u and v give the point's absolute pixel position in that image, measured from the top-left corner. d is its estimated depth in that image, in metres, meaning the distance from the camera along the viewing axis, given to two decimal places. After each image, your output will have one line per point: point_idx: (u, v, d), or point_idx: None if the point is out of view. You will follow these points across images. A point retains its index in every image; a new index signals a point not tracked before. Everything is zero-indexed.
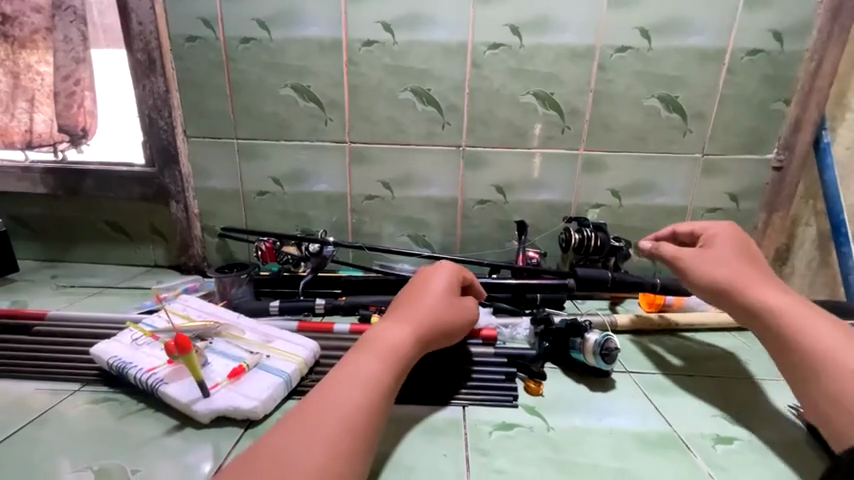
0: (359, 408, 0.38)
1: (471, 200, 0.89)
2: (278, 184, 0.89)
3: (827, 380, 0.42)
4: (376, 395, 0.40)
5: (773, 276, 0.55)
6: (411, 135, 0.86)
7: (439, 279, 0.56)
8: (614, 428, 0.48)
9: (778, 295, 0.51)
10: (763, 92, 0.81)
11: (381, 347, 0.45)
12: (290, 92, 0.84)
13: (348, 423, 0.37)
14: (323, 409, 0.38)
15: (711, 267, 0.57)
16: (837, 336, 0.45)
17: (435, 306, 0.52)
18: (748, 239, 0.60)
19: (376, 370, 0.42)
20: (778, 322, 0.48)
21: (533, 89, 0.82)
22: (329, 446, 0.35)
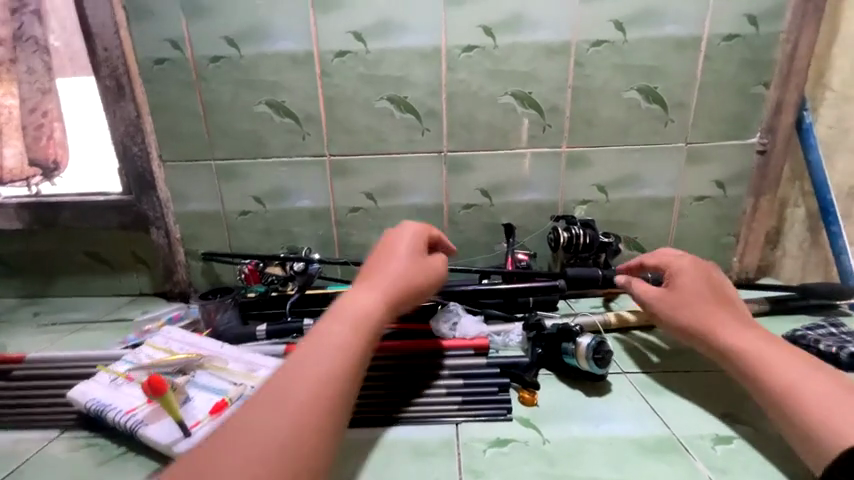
0: (330, 376, 0.37)
1: (456, 205, 0.88)
2: (259, 203, 0.88)
3: (800, 423, 0.40)
4: (348, 363, 0.39)
5: (744, 312, 0.53)
6: (391, 143, 0.84)
7: (406, 242, 0.56)
8: (612, 435, 0.47)
9: (744, 333, 0.49)
10: (743, 77, 0.80)
11: (349, 314, 0.44)
12: (264, 108, 0.82)
13: (318, 391, 0.36)
14: (290, 378, 0.36)
15: (677, 307, 0.56)
16: (803, 374, 0.43)
17: (402, 269, 0.52)
18: (713, 267, 0.59)
19: (346, 337, 0.41)
20: (746, 364, 0.47)
21: (511, 89, 0.81)
22: (297, 415, 0.34)
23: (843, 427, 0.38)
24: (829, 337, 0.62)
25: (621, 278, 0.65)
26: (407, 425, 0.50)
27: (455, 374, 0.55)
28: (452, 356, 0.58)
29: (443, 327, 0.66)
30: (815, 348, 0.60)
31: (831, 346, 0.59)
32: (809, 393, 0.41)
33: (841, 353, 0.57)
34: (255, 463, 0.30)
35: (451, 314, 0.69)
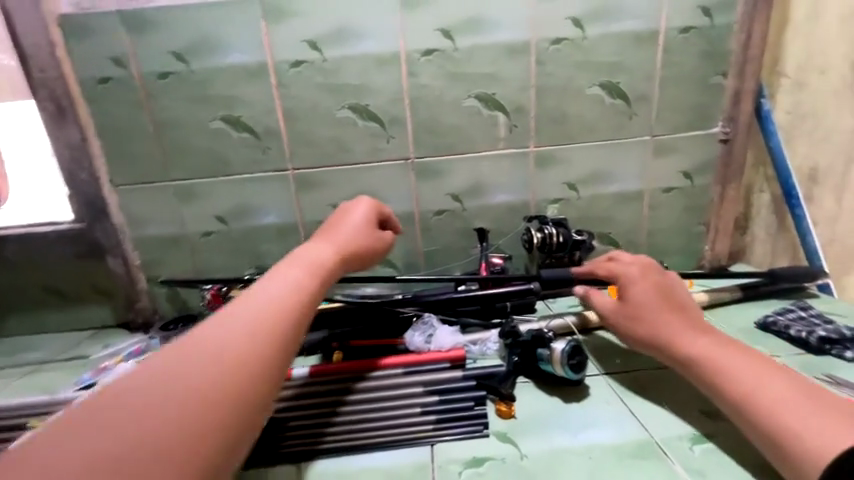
0: (268, 329, 0.36)
1: (428, 212, 0.86)
2: (223, 222, 0.84)
3: (767, 432, 0.41)
4: (290, 320, 0.38)
5: (697, 314, 0.53)
6: (356, 153, 0.82)
7: (356, 214, 0.56)
8: (591, 443, 0.46)
9: (697, 339, 0.50)
10: (701, 68, 0.80)
11: (304, 262, 0.46)
12: (220, 124, 0.79)
13: (255, 340, 0.34)
14: (226, 324, 0.34)
15: (639, 320, 0.55)
16: (758, 379, 0.43)
17: (355, 231, 0.54)
18: (661, 268, 0.58)
19: (290, 295, 0.40)
20: (704, 372, 0.47)
21: (475, 91, 0.79)
22: (226, 359, 0.32)
23: (805, 434, 0.38)
24: (799, 321, 0.63)
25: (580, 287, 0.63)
26: (379, 451, 0.49)
27: (430, 391, 0.54)
28: (425, 372, 0.57)
29: (417, 341, 0.66)
30: (786, 333, 0.61)
31: (801, 331, 0.59)
32: (768, 401, 0.41)
33: (811, 337, 0.58)
34: (170, 399, 0.28)
35: (427, 326, 0.68)
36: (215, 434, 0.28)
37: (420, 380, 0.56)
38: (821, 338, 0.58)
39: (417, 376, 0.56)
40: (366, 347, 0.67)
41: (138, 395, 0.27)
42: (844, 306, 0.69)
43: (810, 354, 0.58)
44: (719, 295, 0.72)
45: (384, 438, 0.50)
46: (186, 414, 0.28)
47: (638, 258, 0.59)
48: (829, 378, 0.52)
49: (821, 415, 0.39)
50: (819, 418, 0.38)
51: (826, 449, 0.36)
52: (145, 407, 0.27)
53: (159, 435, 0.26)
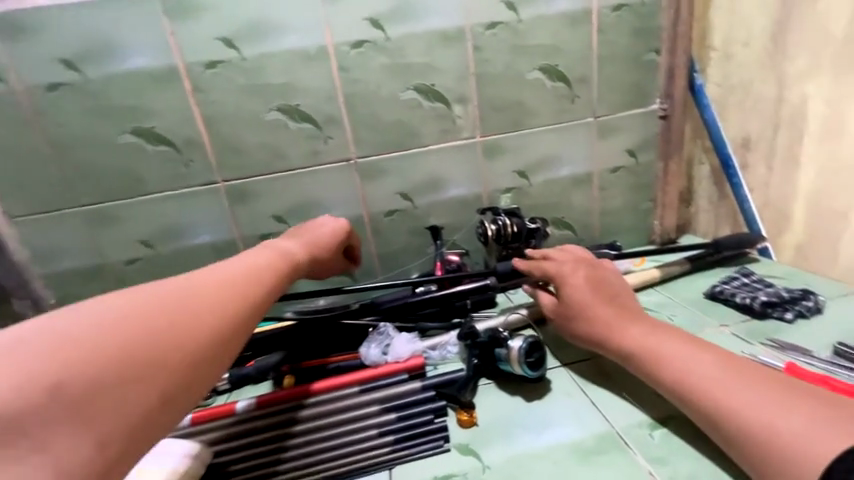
0: (217, 306, 0.40)
1: (378, 214, 0.81)
2: (150, 247, 0.77)
3: (713, 414, 0.42)
4: (241, 303, 0.42)
5: (628, 302, 0.56)
6: (292, 159, 0.76)
7: (330, 222, 0.65)
8: (552, 443, 0.45)
9: (632, 328, 0.52)
10: (635, 46, 0.80)
11: (279, 249, 0.54)
12: (131, 138, 0.70)
13: (202, 313, 0.39)
14: (185, 289, 0.39)
15: (578, 314, 0.57)
16: (692, 361, 0.46)
17: (327, 231, 0.63)
18: (593, 262, 0.62)
19: (246, 281, 0.45)
20: (644, 361, 0.49)
21: (412, 83, 0.75)
22: (176, 321, 0.37)
23: (745, 411, 0.40)
24: (743, 288, 0.64)
25: (527, 287, 0.65)
26: None
27: (388, 409, 0.51)
28: (382, 386, 0.53)
29: (373, 354, 0.62)
30: (733, 301, 0.62)
31: (745, 298, 0.61)
32: (706, 383, 0.43)
33: (755, 303, 0.60)
34: (117, 341, 0.33)
35: (383, 337, 0.65)
36: (143, 386, 0.33)
37: (376, 397, 0.52)
38: (763, 303, 0.59)
39: (375, 393, 0.52)
40: (319, 367, 0.62)
41: (93, 329, 0.33)
42: (782, 268, 0.71)
43: (754, 320, 0.59)
44: (670, 269, 0.73)
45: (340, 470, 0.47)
46: (125, 359, 0.33)
47: (564, 253, 0.65)
48: (773, 343, 0.54)
49: (750, 389, 0.41)
50: (749, 392, 0.41)
51: (762, 424, 0.39)
52: (93, 344, 0.32)
53: (96, 373, 0.31)
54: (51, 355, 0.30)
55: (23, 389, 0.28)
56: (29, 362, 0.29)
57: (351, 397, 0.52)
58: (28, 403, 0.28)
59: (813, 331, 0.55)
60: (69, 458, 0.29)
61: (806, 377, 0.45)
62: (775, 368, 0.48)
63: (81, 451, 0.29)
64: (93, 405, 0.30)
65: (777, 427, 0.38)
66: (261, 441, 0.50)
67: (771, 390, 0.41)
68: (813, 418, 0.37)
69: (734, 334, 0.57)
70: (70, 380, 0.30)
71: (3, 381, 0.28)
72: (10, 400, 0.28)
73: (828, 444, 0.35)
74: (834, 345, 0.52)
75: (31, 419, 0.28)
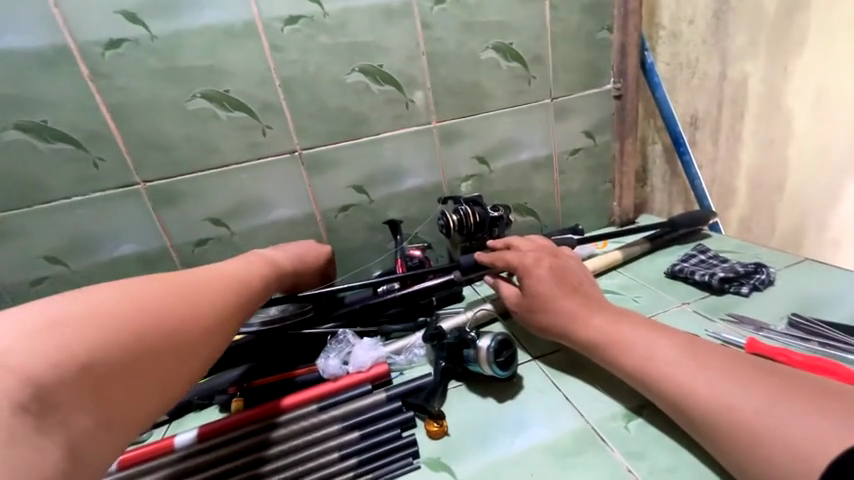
0: (216, 304, 0.42)
1: (330, 210, 0.75)
2: (58, 263, 0.66)
3: (680, 399, 0.41)
4: (234, 304, 0.45)
5: (590, 293, 0.56)
6: (225, 153, 0.67)
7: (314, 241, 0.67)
8: (528, 446, 0.43)
9: (593, 316, 0.51)
10: (588, 23, 0.78)
11: (264, 257, 0.56)
12: (17, 135, 0.58)
13: (205, 310, 0.41)
14: (187, 286, 0.41)
15: (542, 306, 0.55)
16: (653, 345, 0.45)
17: (312, 246, 0.65)
18: (554, 252, 0.61)
19: (240, 283, 0.47)
20: (605, 348, 0.49)
21: (358, 64, 0.68)
22: (184, 312, 0.39)
23: (706, 393, 0.39)
24: (701, 265, 0.65)
25: (488, 277, 0.64)
26: None
27: (350, 427, 0.46)
28: (342, 402, 0.49)
29: (332, 366, 0.55)
30: (692, 278, 0.63)
31: (704, 275, 0.61)
32: (666, 366, 0.43)
33: (714, 279, 0.60)
34: (135, 328, 0.34)
35: (343, 345, 0.59)
36: (150, 371, 0.34)
37: (337, 414, 0.47)
38: (721, 279, 0.60)
39: (334, 410, 0.48)
40: (270, 385, 0.55)
41: (112, 315, 0.34)
42: (732, 242, 0.74)
43: (713, 296, 0.60)
44: (631, 250, 0.73)
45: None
46: (142, 344, 0.34)
47: (526, 242, 0.64)
48: (732, 318, 0.54)
49: (710, 368, 0.41)
50: (709, 371, 0.41)
51: (721, 403, 0.38)
52: (113, 329, 0.33)
53: (115, 356, 0.32)
54: (77, 335, 0.31)
55: (55, 367, 0.28)
56: (55, 342, 0.29)
57: (309, 417, 0.47)
58: (57, 377, 0.28)
59: (767, 304, 0.57)
60: (85, 435, 0.29)
61: (764, 351, 0.46)
62: (737, 346, 0.48)
63: (95, 428, 0.30)
64: (111, 385, 0.31)
65: (746, 410, 0.37)
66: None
67: (728, 368, 0.40)
68: (780, 397, 0.36)
69: (695, 311, 0.58)
70: (96, 359, 0.31)
71: (33, 356, 0.28)
72: (45, 372, 0.28)
73: (799, 425, 0.34)
74: (788, 316, 0.53)
75: (59, 393, 0.28)
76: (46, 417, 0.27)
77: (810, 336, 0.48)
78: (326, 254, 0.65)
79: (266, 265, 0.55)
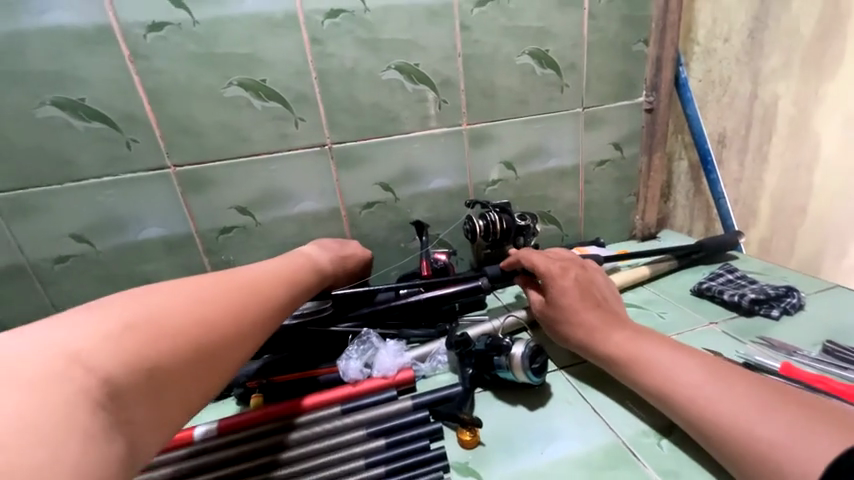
0: (262, 305, 0.42)
1: (356, 206, 0.74)
2: (84, 242, 0.66)
3: (698, 418, 0.40)
4: (278, 307, 0.44)
5: (613, 309, 0.55)
6: (257, 142, 0.66)
7: (355, 242, 0.66)
8: (558, 456, 0.43)
9: (611, 332, 0.51)
10: (625, 34, 0.77)
11: (304, 256, 0.56)
12: (53, 111, 0.58)
13: (252, 310, 0.41)
14: (243, 289, 0.41)
15: (566, 317, 0.55)
16: (675, 363, 0.44)
17: (357, 248, 0.65)
18: (581, 264, 0.60)
19: (282, 284, 0.47)
20: (625, 364, 0.48)
21: (394, 62, 0.68)
22: (240, 315, 0.39)
23: (728, 414, 0.38)
24: (730, 285, 0.64)
25: (519, 280, 0.64)
26: None
27: (375, 434, 0.45)
28: (367, 408, 0.48)
29: (352, 369, 0.54)
30: (720, 297, 0.62)
31: (734, 295, 0.61)
32: (686, 386, 0.42)
33: (744, 300, 0.59)
34: (197, 331, 0.34)
35: (366, 346, 0.58)
36: (202, 368, 0.34)
37: (363, 419, 0.47)
38: (752, 300, 0.59)
39: (359, 415, 0.47)
40: (290, 383, 0.54)
41: (177, 318, 0.34)
42: (759, 263, 0.73)
43: (741, 316, 0.59)
44: (657, 266, 0.72)
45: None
46: (201, 348, 0.34)
47: (546, 250, 0.63)
48: (763, 341, 0.54)
49: (733, 390, 0.40)
50: (733, 394, 0.39)
51: (745, 431, 0.37)
52: (171, 330, 0.33)
53: (173, 355, 0.32)
54: (145, 338, 0.31)
55: (121, 366, 0.28)
56: (121, 342, 0.29)
57: (332, 419, 0.47)
58: (125, 379, 0.28)
59: (798, 329, 0.56)
60: (144, 438, 0.29)
61: (800, 376, 0.46)
62: (771, 368, 0.48)
63: (153, 432, 0.30)
64: (170, 387, 0.31)
65: (765, 439, 0.36)
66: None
67: (751, 393, 0.39)
68: (800, 430, 0.35)
69: (725, 332, 0.57)
70: (160, 361, 0.31)
71: (103, 355, 0.28)
72: (118, 371, 0.28)
73: (824, 458, 0.32)
74: (822, 342, 0.53)
75: (127, 394, 0.28)
76: (115, 418, 0.27)
77: (847, 364, 0.48)
78: (366, 260, 0.66)
79: (311, 266, 0.54)
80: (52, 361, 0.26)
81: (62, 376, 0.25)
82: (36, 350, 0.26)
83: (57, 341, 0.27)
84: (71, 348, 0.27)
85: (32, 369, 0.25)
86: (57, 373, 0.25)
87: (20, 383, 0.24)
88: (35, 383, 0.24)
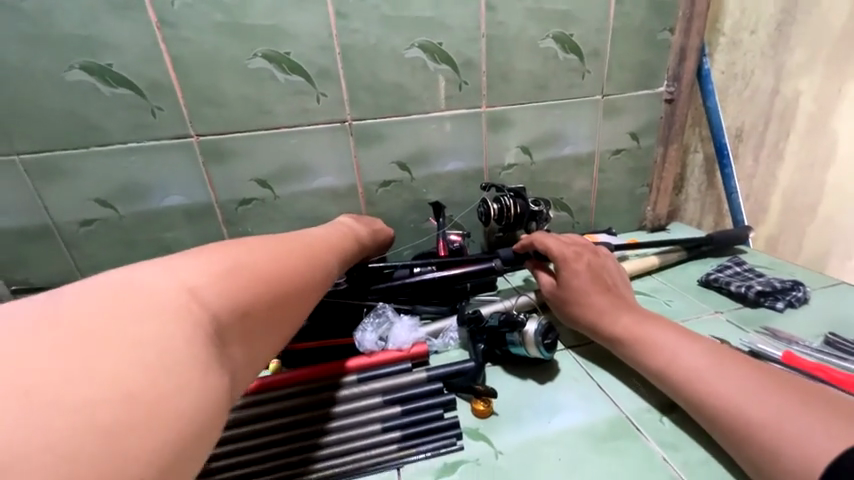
0: (321, 268, 0.44)
1: (372, 184, 0.76)
2: (108, 207, 0.67)
3: (699, 398, 0.42)
4: (330, 272, 0.47)
5: (622, 293, 0.57)
6: (279, 116, 0.67)
7: (380, 221, 0.68)
8: (564, 427, 0.46)
9: (620, 314, 0.53)
10: (650, 22, 0.76)
11: (343, 227, 0.58)
12: (81, 76, 0.59)
13: (314, 271, 0.43)
14: (305, 252, 0.43)
15: (575, 298, 0.56)
16: (682, 345, 0.46)
17: (383, 225, 0.67)
18: (593, 249, 0.62)
19: (332, 251, 0.49)
20: (632, 344, 0.50)
21: (417, 40, 0.68)
22: (306, 276, 0.41)
23: (726, 395, 0.40)
24: (737, 277, 0.66)
25: (528, 264, 0.65)
26: None
27: (391, 401, 0.48)
28: (383, 377, 0.51)
29: (368, 340, 0.57)
30: (727, 288, 0.64)
31: (740, 287, 0.62)
32: (690, 366, 0.44)
33: (750, 292, 0.61)
34: (277, 284, 0.36)
35: (381, 320, 0.61)
36: (278, 320, 0.36)
37: (379, 387, 0.49)
38: (758, 292, 0.61)
39: (375, 383, 0.50)
40: (308, 351, 0.57)
41: (263, 270, 0.35)
42: (766, 258, 0.74)
43: (746, 308, 0.61)
44: (666, 257, 0.74)
45: (341, 467, 0.43)
46: (280, 300, 0.36)
47: (560, 234, 0.64)
48: (767, 331, 0.56)
49: (736, 373, 0.41)
50: (735, 376, 0.41)
51: (741, 410, 0.39)
52: (260, 279, 0.34)
53: (261, 304, 0.34)
54: (242, 284, 0.32)
55: (227, 307, 0.30)
56: (224, 284, 0.31)
57: (350, 386, 0.50)
58: (228, 319, 0.30)
59: (802, 322, 0.58)
60: (239, 375, 0.31)
61: (802, 365, 0.47)
62: (773, 356, 0.50)
63: (243, 374, 0.31)
64: (256, 333, 0.33)
65: (757, 420, 0.38)
66: (240, 436, 0.45)
67: (751, 375, 0.41)
68: (794, 412, 0.36)
69: (729, 321, 0.59)
70: (252, 308, 0.33)
71: (213, 294, 0.30)
72: (223, 312, 0.30)
73: (814, 434, 0.34)
74: (824, 335, 0.55)
75: (227, 335, 0.30)
76: (223, 353, 0.29)
77: (847, 356, 0.50)
78: (386, 238, 0.68)
79: (352, 238, 0.56)
80: (173, 294, 0.27)
81: (184, 308, 0.27)
82: (160, 281, 0.28)
83: (173, 275, 0.29)
84: (186, 284, 0.29)
85: (160, 297, 0.26)
86: (179, 306, 0.27)
87: (153, 309, 0.25)
88: (165, 310, 0.26)
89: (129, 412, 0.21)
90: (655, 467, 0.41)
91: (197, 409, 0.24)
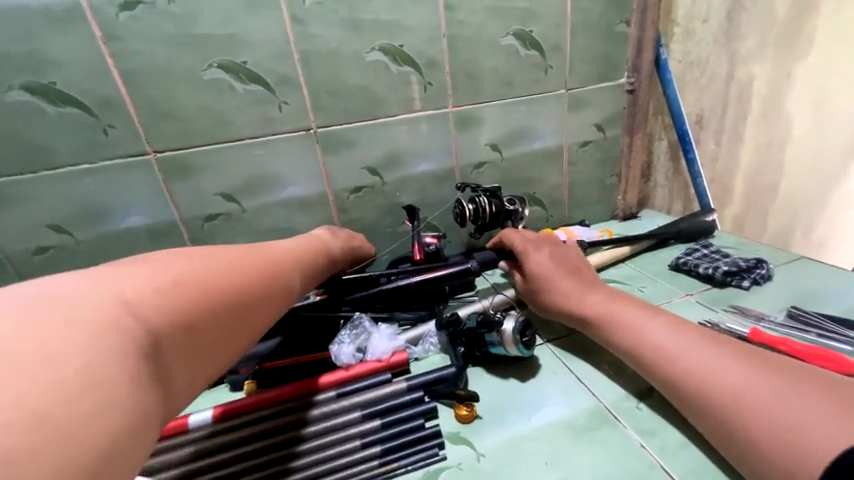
0: (282, 278, 0.43)
1: (343, 191, 0.74)
2: (63, 232, 0.64)
3: (667, 374, 0.43)
4: (294, 284, 0.45)
5: (590, 278, 0.57)
6: (240, 127, 0.65)
7: (356, 234, 0.68)
8: (546, 421, 0.46)
9: (591, 296, 0.53)
10: (607, 15, 0.78)
11: (313, 238, 0.56)
12: (25, 96, 0.56)
13: (275, 281, 0.41)
14: (265, 261, 0.42)
15: (543, 286, 0.57)
16: (649, 322, 0.47)
17: (357, 237, 0.67)
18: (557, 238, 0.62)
19: (297, 262, 0.48)
20: (602, 325, 0.50)
21: (378, 43, 0.67)
22: (264, 285, 0.39)
23: (691, 368, 0.41)
24: (704, 259, 0.68)
25: (503, 264, 0.65)
26: None
27: (371, 415, 0.47)
28: (362, 390, 0.49)
29: (345, 353, 0.55)
30: (695, 271, 0.65)
31: (708, 268, 0.64)
32: (658, 342, 0.45)
33: (718, 272, 0.63)
34: (228, 294, 0.35)
35: (359, 331, 0.60)
36: (228, 331, 0.34)
37: (358, 402, 0.48)
38: (724, 272, 0.63)
39: (354, 397, 0.49)
40: (285, 368, 0.55)
41: (213, 279, 0.34)
42: (732, 239, 0.77)
43: (714, 288, 0.63)
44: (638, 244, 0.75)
45: None
46: (229, 311, 0.34)
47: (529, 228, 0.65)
48: (735, 310, 0.57)
49: (701, 346, 0.42)
50: (701, 349, 0.42)
51: (709, 381, 0.39)
52: (210, 289, 0.33)
53: (208, 314, 0.32)
54: (185, 295, 0.31)
55: (165, 319, 0.28)
56: (165, 295, 0.29)
57: (328, 403, 0.48)
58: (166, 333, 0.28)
59: (766, 298, 0.60)
60: (174, 390, 0.29)
61: (767, 340, 0.49)
62: (740, 334, 0.51)
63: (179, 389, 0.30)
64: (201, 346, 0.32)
65: (726, 389, 0.38)
66: (215, 466, 0.43)
67: (715, 348, 0.41)
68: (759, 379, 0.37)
69: (699, 302, 0.61)
70: (195, 320, 0.31)
71: (150, 306, 0.28)
72: (160, 327, 0.28)
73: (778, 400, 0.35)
74: (787, 309, 0.57)
75: (164, 350, 0.28)
76: (154, 369, 0.27)
77: (809, 328, 0.52)
78: (366, 253, 0.67)
79: (323, 252, 0.55)
80: (103, 306, 0.25)
81: (114, 322, 0.25)
82: (92, 292, 0.26)
83: (108, 287, 0.27)
84: (120, 296, 0.27)
85: (91, 309, 0.25)
86: (109, 320, 0.25)
87: (81, 322, 0.24)
88: (95, 323, 0.24)
89: (36, 436, 0.19)
90: (635, 456, 0.42)
91: (117, 432, 0.23)
